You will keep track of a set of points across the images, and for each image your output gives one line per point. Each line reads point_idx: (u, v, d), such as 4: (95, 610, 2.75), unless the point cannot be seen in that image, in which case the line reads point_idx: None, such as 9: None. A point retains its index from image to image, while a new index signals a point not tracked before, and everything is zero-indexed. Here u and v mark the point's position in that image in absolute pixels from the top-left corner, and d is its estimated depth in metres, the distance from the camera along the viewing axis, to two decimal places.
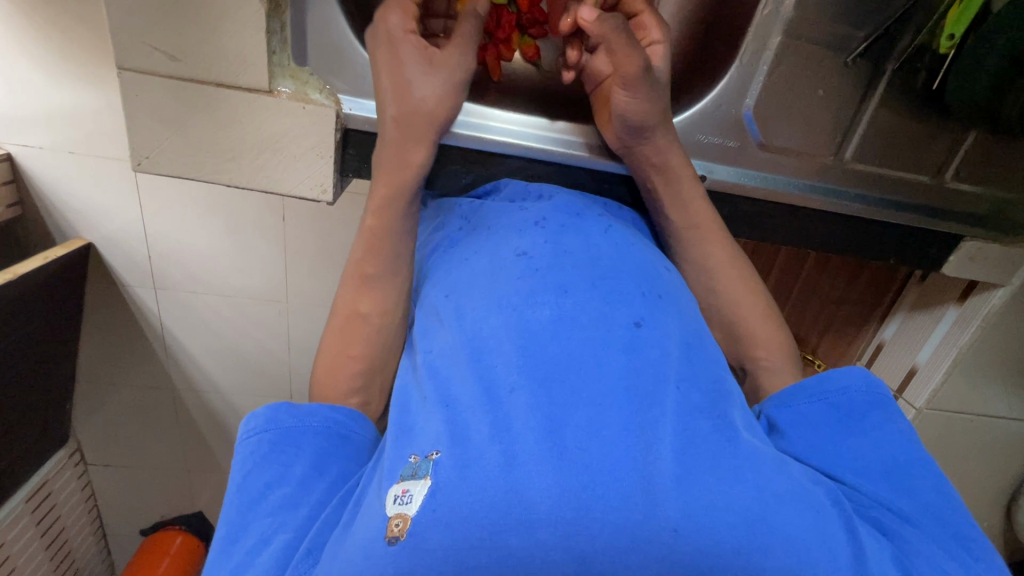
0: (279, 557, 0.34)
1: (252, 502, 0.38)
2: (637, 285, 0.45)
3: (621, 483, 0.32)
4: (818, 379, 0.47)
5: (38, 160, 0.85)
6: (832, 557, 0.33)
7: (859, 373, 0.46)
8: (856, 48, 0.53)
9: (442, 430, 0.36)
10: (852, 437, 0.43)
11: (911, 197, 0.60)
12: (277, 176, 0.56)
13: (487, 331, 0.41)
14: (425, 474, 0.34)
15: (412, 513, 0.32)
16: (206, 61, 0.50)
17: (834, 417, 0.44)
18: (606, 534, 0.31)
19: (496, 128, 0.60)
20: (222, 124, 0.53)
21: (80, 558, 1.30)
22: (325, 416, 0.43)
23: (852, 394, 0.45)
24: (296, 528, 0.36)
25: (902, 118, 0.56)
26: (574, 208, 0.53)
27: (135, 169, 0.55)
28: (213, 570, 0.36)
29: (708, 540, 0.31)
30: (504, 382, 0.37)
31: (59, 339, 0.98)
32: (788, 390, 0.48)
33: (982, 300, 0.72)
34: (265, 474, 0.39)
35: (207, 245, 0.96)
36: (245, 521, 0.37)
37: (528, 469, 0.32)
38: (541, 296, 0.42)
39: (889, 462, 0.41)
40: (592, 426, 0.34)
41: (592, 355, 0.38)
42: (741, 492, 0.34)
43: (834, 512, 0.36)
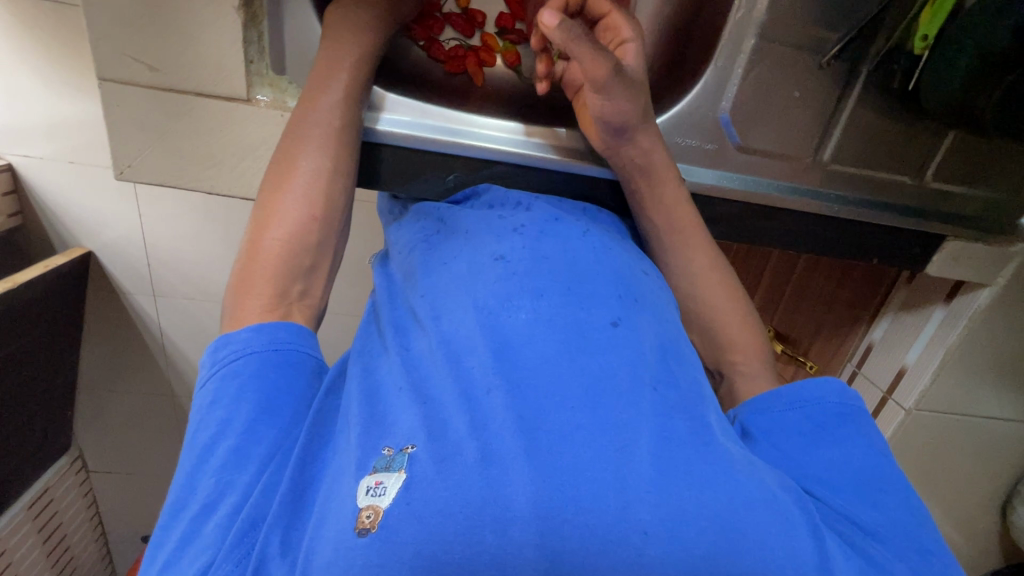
0: (226, 521, 0.34)
1: (200, 459, 0.37)
2: (614, 288, 0.46)
3: (594, 483, 0.32)
4: (795, 387, 0.47)
5: (36, 171, 0.87)
6: (795, 562, 0.33)
7: (833, 386, 0.46)
8: (831, 50, 0.53)
9: (417, 424, 0.36)
10: (824, 447, 0.43)
11: (893, 197, 0.60)
12: (259, 183, 0.57)
13: (463, 331, 0.41)
14: (399, 467, 0.34)
15: (385, 505, 0.32)
16: (185, 71, 0.51)
17: (810, 422, 0.44)
18: (578, 537, 0.31)
19: (477, 133, 0.60)
20: (203, 130, 0.54)
21: (82, 565, 1.31)
22: (267, 338, 0.42)
23: (825, 404, 0.45)
24: (243, 490, 0.35)
25: (880, 119, 0.56)
26: (552, 215, 0.53)
27: (119, 177, 0.55)
28: (166, 534, 0.36)
29: (677, 542, 0.31)
30: (482, 383, 0.37)
31: (60, 347, 0.99)
32: (762, 396, 0.48)
33: (969, 300, 0.72)
34: (209, 428, 0.38)
35: (201, 253, 0.97)
36: (193, 482, 0.37)
37: (506, 467, 0.32)
38: (517, 299, 0.42)
39: (863, 475, 0.41)
40: (566, 426, 0.35)
41: (567, 357, 0.39)
42: (712, 496, 0.34)
43: (802, 521, 0.36)
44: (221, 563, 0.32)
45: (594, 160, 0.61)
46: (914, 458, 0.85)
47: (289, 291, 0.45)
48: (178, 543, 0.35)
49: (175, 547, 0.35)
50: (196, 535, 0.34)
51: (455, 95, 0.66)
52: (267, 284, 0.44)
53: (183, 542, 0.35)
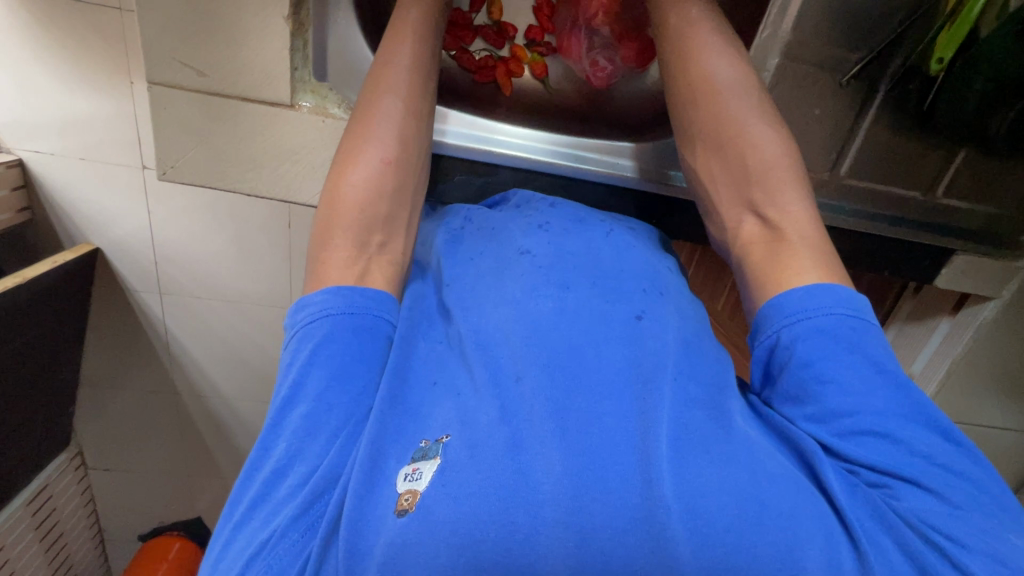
0: (298, 485, 0.36)
1: (277, 422, 0.39)
2: (639, 283, 0.47)
3: (622, 466, 0.33)
4: (799, 296, 0.42)
5: (49, 166, 0.88)
6: (827, 535, 0.33)
7: (842, 293, 0.41)
8: (851, 70, 0.55)
9: (451, 415, 0.37)
10: (841, 370, 0.39)
11: (904, 211, 0.62)
12: (295, 187, 0.58)
13: (493, 323, 0.43)
14: (434, 454, 0.35)
15: (422, 488, 0.33)
16: (231, 76, 0.52)
17: (824, 340, 0.40)
18: (605, 517, 0.31)
19: (502, 142, 0.63)
20: (243, 134, 0.55)
21: (78, 562, 1.30)
22: (344, 301, 0.43)
23: (835, 315, 0.41)
24: (316, 454, 0.37)
25: (894, 136, 0.58)
26: (575, 215, 0.55)
27: (161, 176, 0.57)
28: (243, 494, 0.38)
29: (702, 520, 0.32)
30: (511, 369, 0.39)
31: (65, 342, 1.00)
32: (768, 309, 0.44)
33: (973, 313, 0.74)
34: (286, 389, 0.40)
35: (212, 252, 0.98)
36: (268, 445, 0.39)
37: (534, 453, 0.34)
38: (544, 290, 0.44)
39: (889, 403, 0.38)
40: (595, 412, 0.36)
41: (593, 345, 0.40)
42: (736, 472, 0.35)
43: (830, 480, 0.36)
44: (288, 531, 0.33)
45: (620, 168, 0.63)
46: None
47: (369, 242, 0.47)
48: (250, 504, 0.36)
49: (253, 502, 0.37)
50: (271, 494, 0.36)
51: (481, 104, 0.68)
52: (347, 237, 0.46)
53: (260, 498, 0.36)
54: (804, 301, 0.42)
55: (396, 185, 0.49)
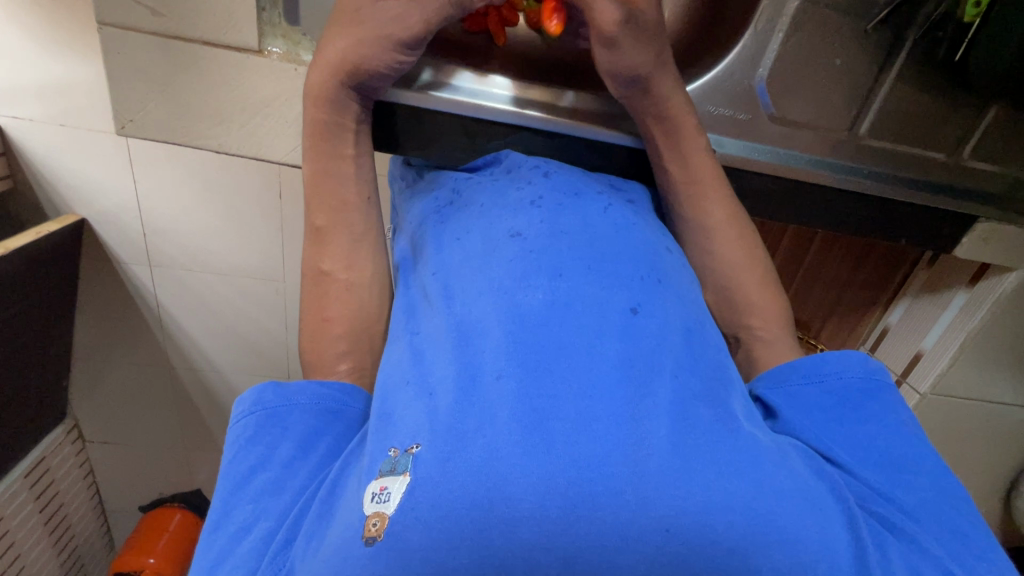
0: (259, 545, 0.34)
1: (236, 486, 0.38)
2: (637, 268, 0.44)
3: (612, 479, 0.31)
4: (815, 361, 0.46)
5: (27, 134, 0.83)
6: (833, 557, 0.32)
7: (856, 358, 0.45)
8: (877, 16, 0.50)
9: (421, 421, 0.35)
10: (849, 424, 0.41)
11: (926, 175, 0.58)
12: (267, 142, 0.55)
13: (477, 314, 0.40)
14: (404, 470, 0.32)
15: (391, 511, 0.31)
16: (193, 17, 0.48)
17: (831, 398, 0.43)
18: (594, 533, 0.30)
19: (492, 95, 0.58)
20: (208, 84, 0.52)
21: (80, 533, 1.30)
22: (313, 395, 0.42)
23: (848, 378, 0.44)
24: (279, 514, 0.36)
25: (920, 93, 0.53)
26: (571, 186, 0.50)
27: (122, 131, 0.54)
28: (198, 559, 0.36)
29: (703, 537, 0.30)
30: (490, 368, 0.36)
31: (53, 315, 0.97)
32: (779, 369, 0.47)
33: (993, 284, 0.70)
34: (248, 460, 0.39)
35: (200, 223, 0.94)
36: (228, 508, 0.37)
37: (512, 463, 0.31)
38: (533, 278, 0.40)
39: (893, 449, 0.40)
40: (583, 418, 0.33)
41: (586, 343, 0.37)
42: (741, 484, 0.33)
43: (836, 510, 0.34)
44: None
45: (621, 128, 0.59)
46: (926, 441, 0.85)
47: (335, 369, 0.46)
48: (211, 565, 0.35)
49: (211, 566, 0.35)
50: (229, 556, 0.35)
51: (474, 57, 0.63)
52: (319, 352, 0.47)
53: (217, 562, 0.35)
54: (820, 366, 0.45)
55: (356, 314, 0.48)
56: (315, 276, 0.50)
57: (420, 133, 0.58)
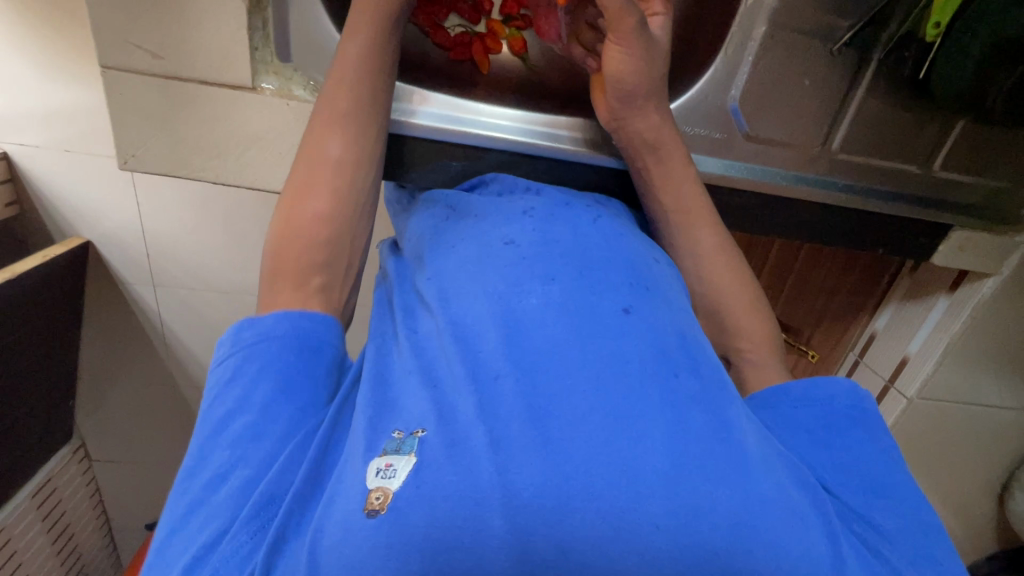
0: (240, 494, 0.36)
1: (215, 430, 0.38)
2: (626, 276, 0.45)
3: (605, 473, 0.33)
4: (805, 386, 0.46)
5: (34, 161, 0.86)
6: (807, 556, 0.33)
7: (845, 383, 0.46)
8: (843, 37, 0.52)
9: (428, 407, 0.37)
10: (835, 449, 0.42)
11: (899, 186, 0.60)
12: (264, 172, 0.57)
13: (473, 316, 0.42)
14: (409, 450, 0.35)
15: (395, 487, 0.33)
16: (189, 58, 0.51)
17: (820, 421, 0.44)
18: (587, 523, 0.31)
19: (480, 121, 0.60)
20: (206, 119, 0.54)
21: (86, 552, 1.31)
22: (290, 324, 0.42)
23: (838, 404, 0.45)
24: (258, 465, 0.37)
25: (888, 108, 0.55)
26: (563, 199, 0.53)
27: (122, 166, 0.56)
28: (177, 501, 0.37)
29: (691, 538, 0.32)
30: (491, 367, 0.38)
31: (60, 337, 0.99)
32: (771, 390, 0.48)
33: (971, 291, 0.72)
34: (226, 403, 0.39)
35: (201, 244, 0.96)
36: (206, 452, 0.38)
37: (514, 453, 0.33)
38: (527, 283, 0.43)
39: (871, 472, 0.41)
40: (577, 415, 0.35)
41: (578, 342, 0.39)
42: (728, 488, 0.34)
43: (817, 522, 0.36)
44: (238, 533, 0.34)
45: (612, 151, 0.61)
46: (913, 445, 0.86)
47: None
48: (191, 505, 0.37)
49: (189, 509, 0.37)
50: (210, 501, 0.36)
51: (459, 82, 0.65)
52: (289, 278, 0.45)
53: (196, 504, 0.36)
54: (809, 392, 0.46)
55: None
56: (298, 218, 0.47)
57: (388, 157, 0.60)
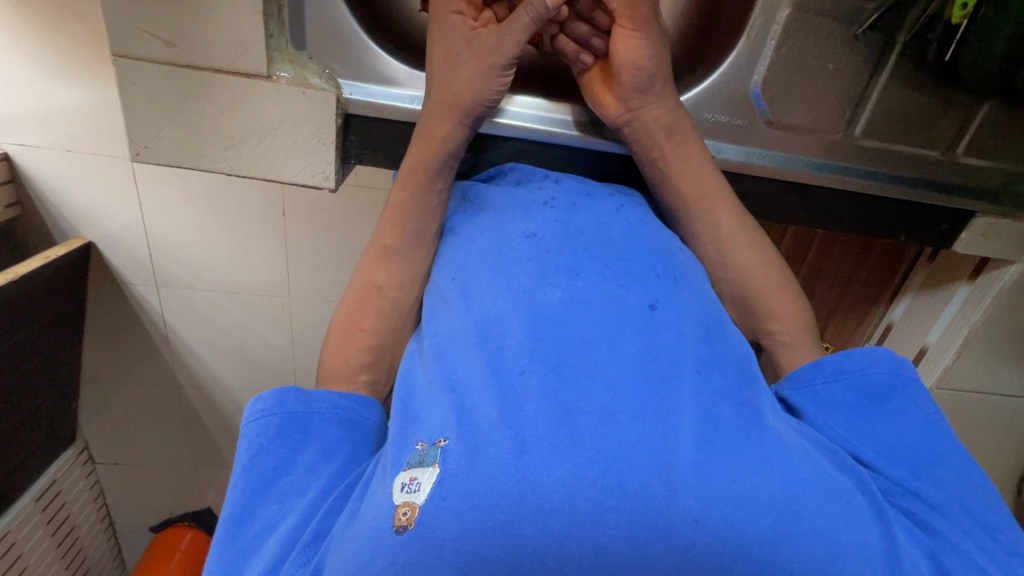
0: (285, 540, 0.35)
1: (259, 485, 0.38)
2: (651, 267, 0.44)
3: (639, 470, 0.32)
4: (838, 359, 0.45)
5: (35, 161, 0.85)
6: (863, 550, 0.32)
7: (881, 356, 0.44)
8: (867, 20, 0.52)
9: (449, 415, 0.36)
10: (872, 420, 0.42)
11: (922, 173, 0.59)
12: (278, 164, 0.56)
13: (496, 312, 0.41)
14: (432, 462, 0.34)
15: (421, 501, 0.32)
16: (203, 47, 0.50)
17: (857, 395, 0.43)
18: (624, 522, 0.31)
19: (497, 110, 0.58)
20: (221, 110, 0.53)
21: (91, 555, 1.30)
22: (333, 405, 0.43)
23: (874, 375, 0.44)
24: (305, 511, 0.37)
25: (911, 93, 0.55)
26: (583, 188, 0.52)
27: (135, 158, 0.55)
28: (218, 553, 0.37)
29: (732, 531, 0.31)
30: (514, 364, 0.37)
31: (63, 338, 0.98)
32: (804, 368, 0.47)
33: (993, 279, 0.71)
34: (271, 460, 0.39)
35: (207, 243, 0.95)
36: (250, 507, 0.38)
37: (541, 455, 0.32)
38: (550, 278, 0.42)
39: (916, 440, 0.40)
40: (607, 412, 0.34)
41: (604, 338, 0.38)
42: (765, 479, 0.33)
43: (865, 502, 0.35)
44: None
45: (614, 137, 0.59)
46: None
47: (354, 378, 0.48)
48: (235, 560, 0.36)
49: (232, 563, 0.36)
50: (257, 552, 0.36)
51: None
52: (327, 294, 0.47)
53: (240, 559, 0.36)
54: (842, 364, 0.45)
55: (373, 332, 0.48)
56: (365, 288, 0.51)
57: (370, 142, 0.58)
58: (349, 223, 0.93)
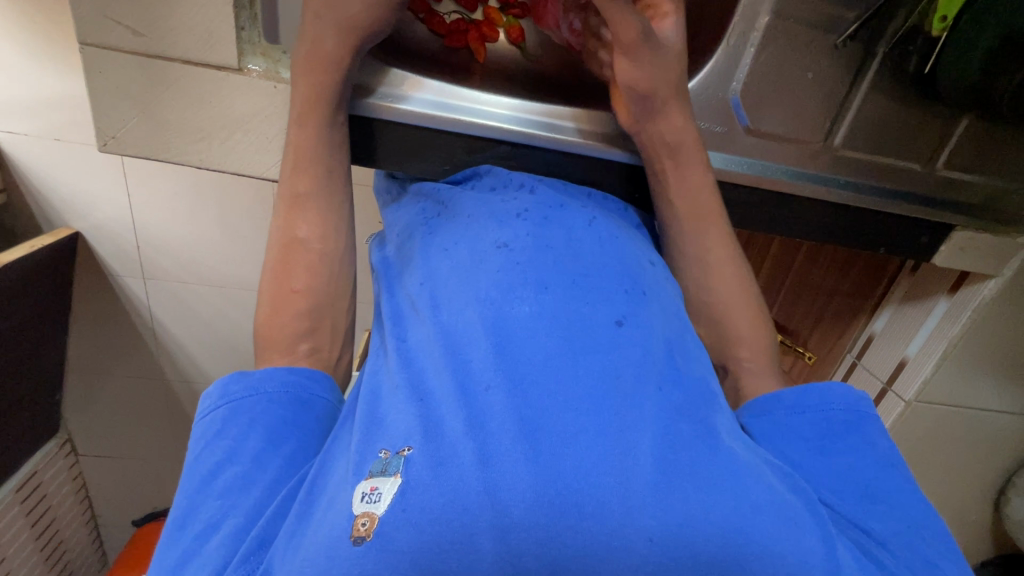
0: (228, 543, 0.33)
1: (203, 483, 0.36)
2: (619, 281, 0.44)
3: (598, 491, 0.31)
4: (797, 387, 0.46)
5: (21, 149, 0.84)
6: (807, 565, 0.32)
7: (839, 391, 0.45)
8: (847, 30, 0.51)
9: (413, 424, 0.35)
10: (829, 455, 0.41)
11: (901, 184, 0.59)
12: (251, 158, 0.56)
13: (465, 323, 0.40)
14: (395, 471, 0.33)
15: (381, 511, 0.31)
16: (172, 36, 0.49)
17: (816, 431, 0.43)
18: (579, 542, 0.30)
19: (476, 110, 0.58)
20: (190, 101, 0.52)
21: (72, 548, 1.29)
22: (279, 380, 0.41)
23: (832, 411, 0.44)
24: (248, 511, 0.35)
25: (892, 104, 0.54)
26: (556, 199, 0.51)
27: (103, 147, 0.54)
28: (162, 559, 0.35)
29: (684, 549, 0.31)
30: (481, 379, 0.37)
31: (47, 329, 0.97)
32: (766, 398, 0.47)
33: (973, 292, 0.71)
34: (213, 456, 0.37)
35: (193, 236, 0.94)
36: (192, 506, 0.36)
37: (503, 471, 0.32)
38: (519, 291, 0.41)
39: (873, 488, 0.39)
40: (569, 432, 0.33)
41: (571, 354, 0.38)
42: (720, 500, 0.32)
43: (811, 523, 0.34)
44: None
45: (616, 146, 0.59)
46: (911, 450, 0.85)
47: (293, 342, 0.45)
48: (174, 568, 0.34)
49: (175, 566, 0.34)
50: (196, 556, 0.34)
51: (453, 69, 0.64)
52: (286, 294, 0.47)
53: (181, 563, 0.34)
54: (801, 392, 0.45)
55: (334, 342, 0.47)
56: (286, 243, 0.49)
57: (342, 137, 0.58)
58: None
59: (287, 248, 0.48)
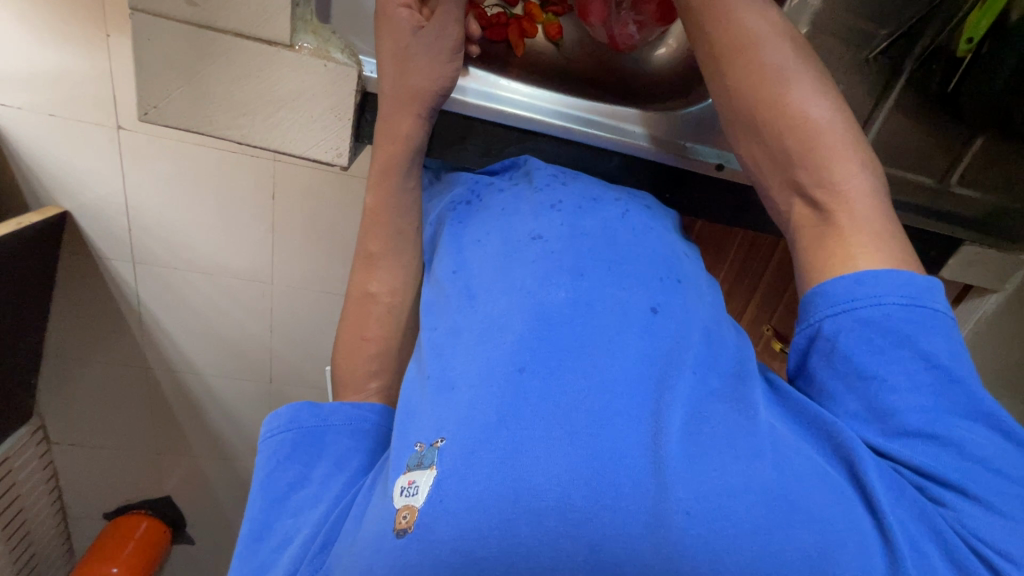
0: (299, 552, 0.37)
1: (278, 499, 0.40)
2: (653, 271, 0.45)
3: (633, 473, 0.32)
4: (847, 284, 0.38)
5: (13, 122, 0.80)
6: (859, 540, 0.31)
7: (908, 278, 0.37)
8: (878, 45, 0.55)
9: (444, 414, 0.36)
10: (893, 365, 0.36)
11: (918, 198, 0.61)
12: (292, 137, 0.55)
13: (500, 308, 0.40)
14: (430, 463, 0.34)
15: (420, 504, 0.32)
16: (227, 9, 0.50)
17: (880, 334, 0.36)
18: (616, 523, 0.30)
19: (514, 101, 0.59)
20: (237, 75, 0.52)
21: (39, 539, 1.24)
22: (345, 412, 0.44)
23: (892, 304, 0.36)
24: (316, 523, 0.38)
25: (914, 119, 0.57)
26: (591, 192, 0.52)
27: (143, 118, 0.54)
28: (241, 565, 0.39)
29: (723, 524, 0.31)
30: (514, 360, 0.37)
31: (27, 310, 0.93)
32: (815, 296, 0.40)
33: (977, 303, 0.76)
34: (287, 475, 0.41)
35: (195, 220, 0.92)
36: (269, 520, 0.40)
37: (534, 456, 0.32)
38: (555, 278, 0.41)
39: (932, 408, 0.35)
40: (603, 413, 0.34)
41: (608, 340, 0.38)
42: (758, 472, 0.33)
43: (855, 491, 0.33)
44: None
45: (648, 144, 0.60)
46: None
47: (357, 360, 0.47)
48: (254, 572, 0.38)
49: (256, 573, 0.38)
50: (273, 564, 0.37)
51: (492, 64, 0.65)
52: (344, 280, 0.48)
53: (261, 570, 0.38)
54: (852, 290, 0.38)
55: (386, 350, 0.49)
56: (360, 297, 0.51)
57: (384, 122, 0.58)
58: (343, 216, 0.92)
59: (360, 301, 0.51)
